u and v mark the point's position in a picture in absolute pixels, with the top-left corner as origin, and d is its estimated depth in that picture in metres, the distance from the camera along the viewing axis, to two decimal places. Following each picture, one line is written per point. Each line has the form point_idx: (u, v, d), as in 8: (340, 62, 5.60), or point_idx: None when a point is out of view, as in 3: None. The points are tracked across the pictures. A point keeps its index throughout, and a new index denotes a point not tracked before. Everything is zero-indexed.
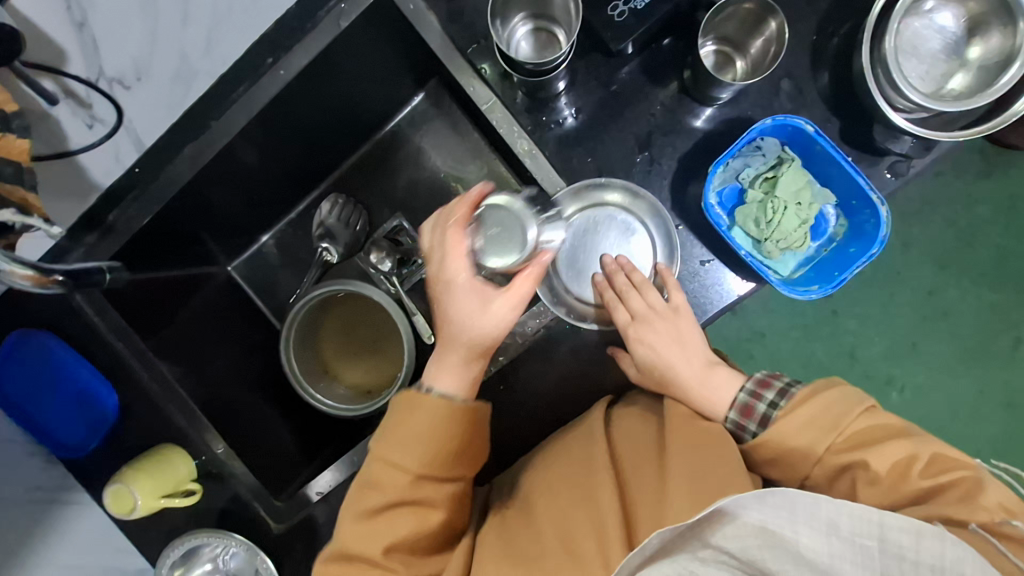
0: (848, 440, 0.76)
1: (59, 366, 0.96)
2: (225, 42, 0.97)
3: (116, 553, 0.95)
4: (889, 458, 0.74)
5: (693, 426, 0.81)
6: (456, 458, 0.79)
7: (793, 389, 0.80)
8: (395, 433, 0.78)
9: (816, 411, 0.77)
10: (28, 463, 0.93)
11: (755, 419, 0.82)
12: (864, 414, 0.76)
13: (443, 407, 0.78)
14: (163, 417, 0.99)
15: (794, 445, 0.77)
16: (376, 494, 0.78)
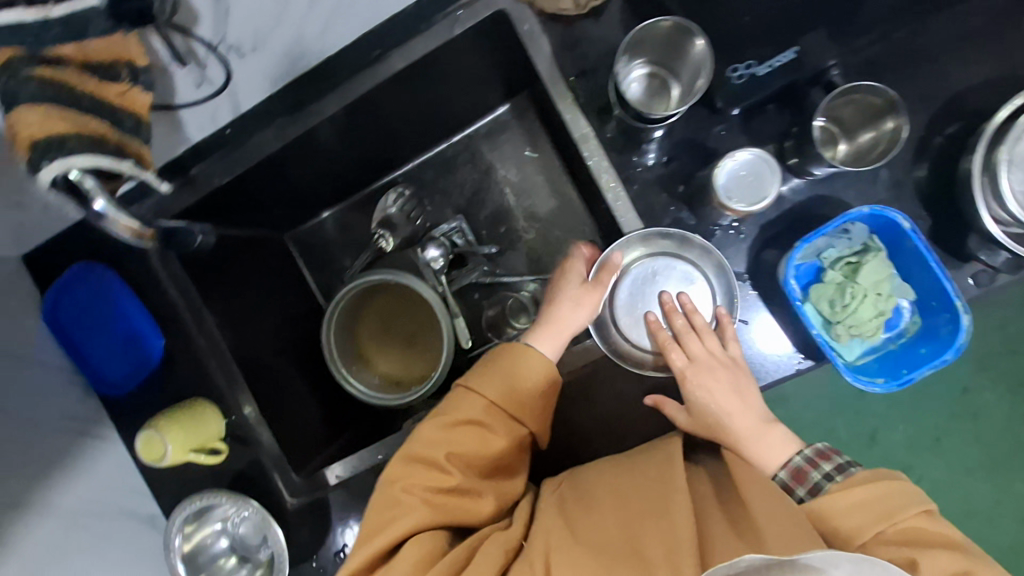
0: (873, 524, 0.63)
1: (113, 302, 0.89)
2: (343, 29, 0.78)
3: (132, 494, 0.91)
4: (915, 550, 0.61)
5: (753, 474, 0.68)
6: (535, 411, 0.76)
7: (851, 471, 0.67)
8: (492, 370, 0.77)
9: (858, 498, 0.64)
10: (67, 391, 0.89)
11: (806, 486, 0.69)
12: (904, 500, 0.63)
13: (537, 363, 0.76)
14: (200, 373, 0.91)
15: (838, 535, 0.64)
16: (465, 402, 0.76)
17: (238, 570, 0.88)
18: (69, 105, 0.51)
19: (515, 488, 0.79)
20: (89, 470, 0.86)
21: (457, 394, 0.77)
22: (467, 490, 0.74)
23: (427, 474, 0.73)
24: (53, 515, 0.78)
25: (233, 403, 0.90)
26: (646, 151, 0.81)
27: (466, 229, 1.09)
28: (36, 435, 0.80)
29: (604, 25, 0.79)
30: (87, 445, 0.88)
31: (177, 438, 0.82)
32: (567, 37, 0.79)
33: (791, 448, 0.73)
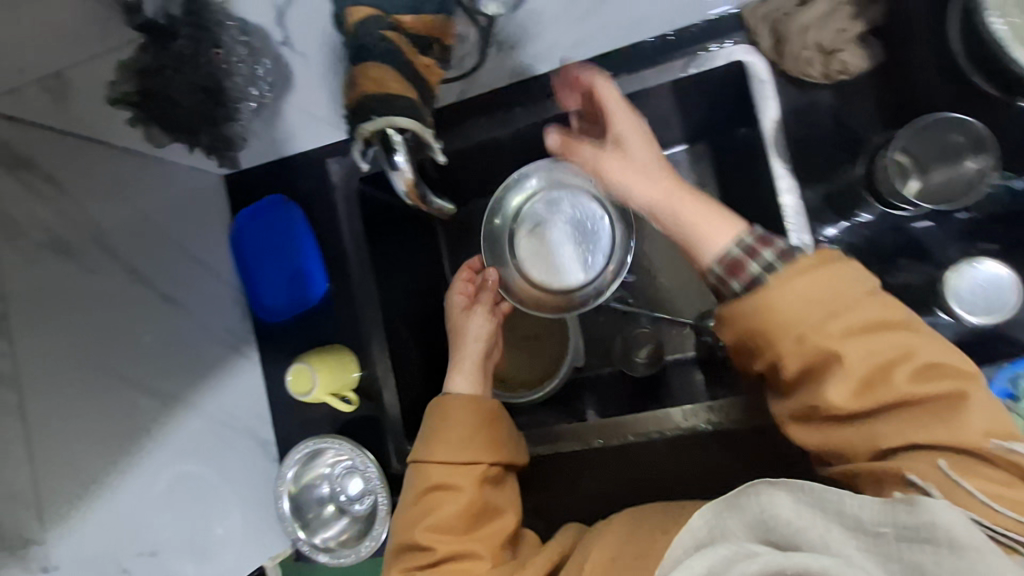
0: (844, 339, 0.53)
1: (291, 239, 0.96)
2: (598, 44, 0.81)
3: (257, 418, 0.95)
4: (896, 357, 0.54)
5: (789, 309, 0.54)
6: (485, 442, 0.78)
7: (799, 251, 0.55)
8: (443, 428, 0.78)
9: (811, 284, 0.54)
10: (228, 308, 0.94)
11: (742, 279, 0.56)
12: (899, 312, 0.55)
13: (475, 406, 0.79)
14: (351, 323, 0.96)
15: (796, 312, 0.54)
16: (431, 472, 0.75)
17: (334, 520, 0.90)
18: (397, 65, 0.53)
19: (511, 523, 0.75)
20: (230, 387, 0.91)
21: (417, 469, 0.77)
22: (468, 548, 0.70)
23: (420, 557, 0.71)
24: (198, 416, 0.83)
25: (371, 361, 0.93)
26: (851, 233, 0.79)
27: None
28: (201, 339, 0.87)
29: (846, 95, 0.76)
30: (231, 363, 0.92)
31: (325, 381, 0.87)
32: (801, 102, 0.77)
33: (725, 226, 0.60)
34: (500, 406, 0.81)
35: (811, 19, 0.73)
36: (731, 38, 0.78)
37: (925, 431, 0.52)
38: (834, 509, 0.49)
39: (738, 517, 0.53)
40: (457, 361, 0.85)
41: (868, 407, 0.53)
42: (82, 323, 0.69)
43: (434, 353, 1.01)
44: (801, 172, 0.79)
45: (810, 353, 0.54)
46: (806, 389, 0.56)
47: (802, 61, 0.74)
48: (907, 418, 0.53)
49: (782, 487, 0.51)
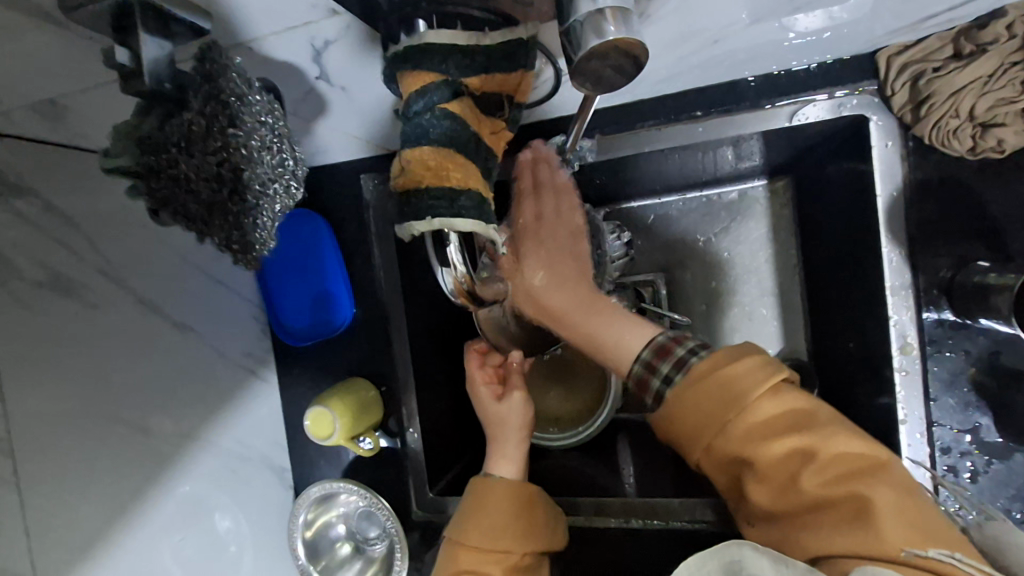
0: (745, 441, 0.50)
1: (317, 255, 0.85)
2: (701, 77, 0.64)
3: (273, 445, 0.89)
4: (799, 455, 0.49)
5: (714, 400, 0.51)
6: (522, 529, 0.67)
7: (693, 359, 0.54)
8: (478, 512, 0.68)
9: (716, 381, 0.51)
10: (247, 327, 0.86)
11: (672, 364, 0.55)
12: (798, 400, 0.51)
13: (514, 490, 0.69)
14: (378, 356, 0.87)
15: (699, 413, 0.52)
16: (461, 556, 0.66)
17: (351, 559, 0.87)
18: (461, 148, 0.43)
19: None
20: (246, 414, 0.84)
21: (446, 549, 0.67)
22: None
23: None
24: (212, 453, 0.78)
25: (397, 400, 0.86)
26: (968, 338, 0.67)
27: (660, 282, 0.86)
28: (218, 364, 0.80)
29: (987, 180, 0.65)
30: (248, 386, 0.85)
31: (347, 427, 0.79)
32: (932, 174, 0.66)
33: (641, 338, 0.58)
34: (542, 490, 0.70)
35: (964, 83, 0.60)
36: (859, 86, 0.64)
37: (828, 533, 0.46)
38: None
39: (719, 569, 0.42)
40: (496, 446, 0.73)
41: (785, 510, 0.49)
42: (87, 366, 0.62)
43: (460, 391, 0.92)
44: (921, 257, 0.67)
45: (720, 460, 0.52)
46: (741, 497, 0.53)
47: (946, 132, 0.62)
48: (824, 522, 0.47)
49: (769, 553, 0.42)
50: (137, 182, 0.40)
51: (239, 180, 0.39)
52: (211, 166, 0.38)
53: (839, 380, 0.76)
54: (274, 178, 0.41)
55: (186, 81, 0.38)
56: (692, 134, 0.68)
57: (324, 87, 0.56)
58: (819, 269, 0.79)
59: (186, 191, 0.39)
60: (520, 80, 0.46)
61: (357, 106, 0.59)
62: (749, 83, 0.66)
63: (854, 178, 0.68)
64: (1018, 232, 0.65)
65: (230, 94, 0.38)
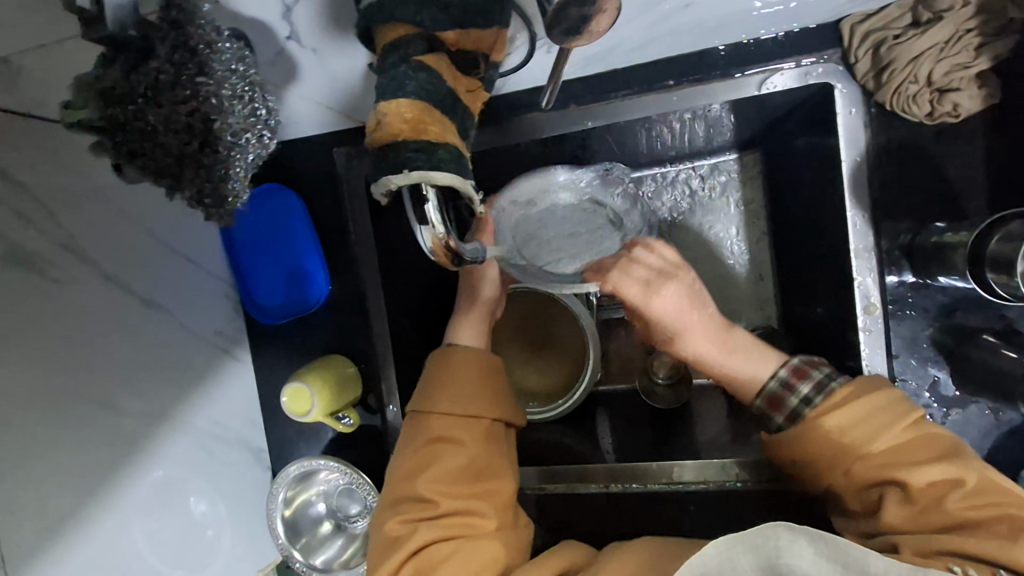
0: (897, 465, 0.53)
1: (290, 231, 0.83)
2: (673, 44, 0.65)
3: (248, 425, 0.88)
4: (946, 480, 0.52)
5: (839, 429, 0.55)
6: (490, 394, 0.68)
7: (833, 384, 0.58)
8: (444, 380, 0.67)
9: (865, 409, 0.55)
10: (220, 305, 0.85)
11: (810, 386, 0.59)
12: (942, 437, 0.55)
13: (482, 360, 0.69)
14: (356, 333, 0.87)
15: (839, 439, 0.55)
16: (434, 423, 0.65)
17: (332, 537, 0.87)
18: (437, 104, 0.43)
19: (512, 483, 0.65)
20: (220, 394, 0.83)
21: (415, 420, 0.66)
22: (472, 504, 0.61)
23: (419, 514, 0.60)
24: (187, 434, 0.76)
25: (377, 376, 0.85)
26: (927, 296, 0.70)
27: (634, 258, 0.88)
28: (190, 345, 0.78)
29: (944, 144, 0.68)
30: (222, 366, 0.83)
31: (326, 404, 0.78)
32: (892, 141, 0.68)
33: (772, 363, 0.63)
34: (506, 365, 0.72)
35: (923, 49, 0.62)
36: (825, 55, 0.66)
37: (965, 539, 0.48)
38: (853, 566, 0.43)
39: (752, 552, 0.44)
40: (461, 313, 0.73)
41: (923, 528, 0.51)
42: (55, 343, 0.60)
43: None
44: (882, 222, 0.70)
45: (860, 485, 0.55)
46: (869, 516, 0.55)
47: (906, 97, 0.65)
48: (970, 535, 0.49)
49: (806, 536, 0.44)
50: (101, 138, 0.39)
51: (209, 131, 0.38)
52: (180, 116, 0.37)
53: (809, 344, 0.78)
54: (246, 129, 0.40)
55: (151, 29, 0.37)
56: (668, 102, 0.69)
57: (294, 48, 0.55)
58: (789, 238, 0.81)
59: (154, 143, 0.38)
60: (496, 38, 0.46)
61: (328, 70, 0.58)
62: (720, 52, 0.67)
63: (821, 145, 0.70)
64: (971, 194, 0.68)
65: (197, 40, 0.37)
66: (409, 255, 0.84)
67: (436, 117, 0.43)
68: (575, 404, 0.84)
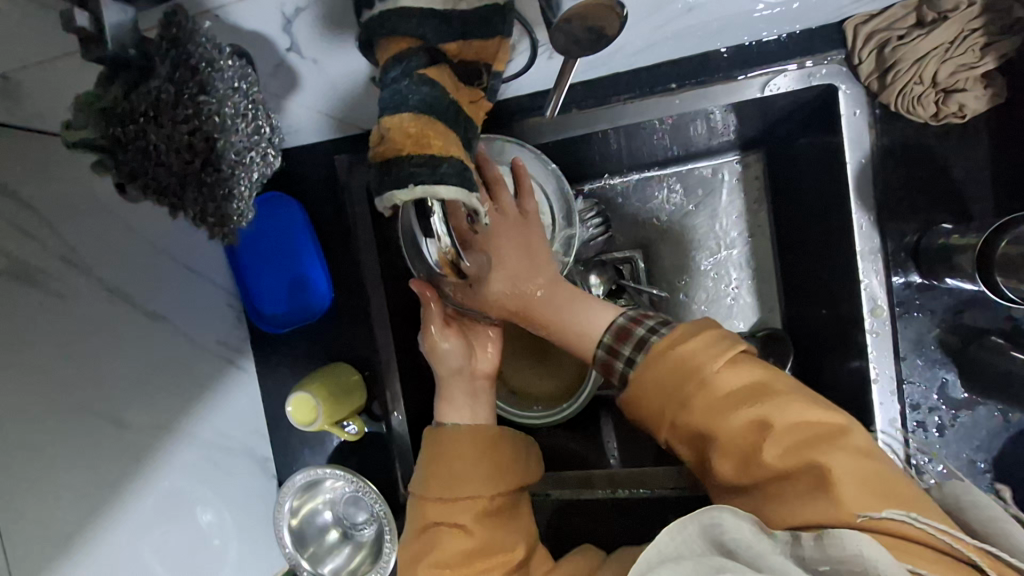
0: (706, 413, 0.51)
1: (291, 239, 0.83)
2: (675, 47, 0.64)
3: (254, 434, 0.88)
4: (758, 422, 0.49)
5: (679, 371, 0.52)
6: (488, 471, 0.65)
7: (652, 338, 0.55)
8: (436, 463, 0.65)
9: (685, 353, 0.53)
10: (224, 315, 0.85)
11: (632, 346, 0.56)
12: (757, 369, 0.52)
13: (474, 437, 0.66)
14: (360, 340, 0.86)
15: (665, 385, 0.53)
16: (430, 509, 0.64)
17: (339, 545, 0.87)
18: (440, 116, 0.42)
19: (521, 554, 0.63)
20: (226, 404, 0.83)
21: (412, 505, 0.65)
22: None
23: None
24: (193, 445, 0.76)
25: (381, 384, 0.85)
26: (934, 298, 0.70)
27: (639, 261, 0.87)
28: (194, 355, 0.78)
29: (950, 145, 0.67)
30: (226, 376, 0.83)
31: (330, 412, 0.78)
32: (897, 142, 0.68)
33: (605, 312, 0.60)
34: (503, 429, 0.68)
35: (928, 49, 0.62)
36: (827, 56, 0.65)
37: (797, 506, 0.46)
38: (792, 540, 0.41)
39: (699, 531, 0.43)
40: (450, 386, 0.69)
41: (753, 481, 0.49)
42: (58, 359, 0.59)
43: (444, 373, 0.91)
44: (888, 223, 0.69)
45: (686, 432, 0.53)
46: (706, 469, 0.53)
47: (911, 98, 0.64)
48: (786, 488, 0.47)
49: (748, 513, 0.42)
50: (103, 157, 0.38)
51: (212, 150, 0.38)
52: (182, 135, 0.37)
53: (814, 346, 0.78)
54: (250, 146, 0.40)
55: (152, 48, 0.37)
56: (670, 106, 0.68)
57: (294, 59, 0.55)
58: (792, 239, 0.80)
59: (156, 161, 0.38)
60: (498, 46, 0.45)
61: (329, 80, 0.58)
62: (722, 55, 0.67)
63: (826, 147, 0.70)
64: (978, 195, 0.67)
65: (198, 58, 0.37)
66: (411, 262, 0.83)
67: (441, 129, 0.42)
68: (579, 407, 0.83)
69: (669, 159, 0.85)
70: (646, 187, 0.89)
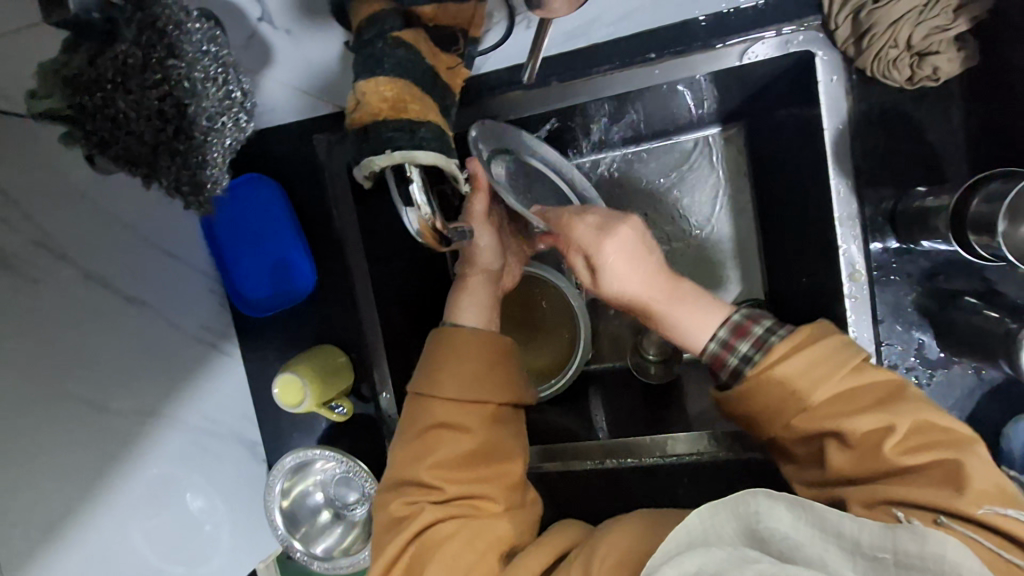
0: (831, 414, 0.51)
1: (273, 222, 0.82)
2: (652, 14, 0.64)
3: (241, 419, 0.87)
4: (883, 428, 0.49)
5: (800, 375, 0.51)
6: (494, 376, 0.65)
7: (774, 339, 0.53)
8: (445, 361, 0.64)
9: (804, 362, 0.51)
10: (206, 300, 0.83)
11: (750, 343, 0.54)
12: (881, 375, 0.52)
13: (481, 339, 0.65)
14: (346, 322, 0.86)
15: (785, 389, 0.52)
16: (436, 409, 0.63)
17: (332, 526, 0.87)
18: (417, 82, 0.42)
19: (519, 467, 0.64)
20: (210, 389, 0.82)
21: (416, 402, 0.64)
22: (478, 489, 0.61)
23: (423, 496, 0.60)
24: (179, 431, 0.75)
25: (369, 365, 0.85)
26: (910, 262, 0.71)
27: None
28: (176, 341, 0.76)
29: (924, 109, 0.68)
30: (210, 362, 0.82)
31: (318, 394, 0.78)
32: (872, 108, 0.69)
33: (713, 318, 0.56)
34: (511, 341, 0.68)
35: (901, 13, 0.62)
36: (805, 22, 0.65)
37: (909, 490, 0.47)
38: (833, 530, 0.42)
39: (733, 518, 0.44)
40: (464, 282, 0.69)
41: (867, 474, 0.50)
42: (37, 349, 0.58)
43: None
44: (866, 189, 0.70)
45: (801, 434, 0.52)
46: (815, 464, 0.53)
47: (886, 63, 0.65)
48: (911, 483, 0.48)
49: (783, 500, 0.43)
50: (73, 128, 0.38)
51: (184, 115, 0.37)
52: (151, 101, 0.36)
53: (795, 314, 0.79)
54: (221, 112, 0.39)
55: (115, 11, 0.35)
56: (650, 77, 0.68)
57: (267, 30, 0.55)
58: (774, 209, 0.81)
59: (127, 130, 0.37)
60: (473, 11, 0.45)
61: (303, 52, 0.57)
62: (699, 24, 0.66)
63: (805, 115, 0.70)
64: (952, 159, 0.69)
65: (165, 20, 0.36)
66: (394, 242, 0.83)
67: (416, 97, 0.42)
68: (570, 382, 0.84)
69: (648, 134, 0.85)
70: (627, 162, 0.89)
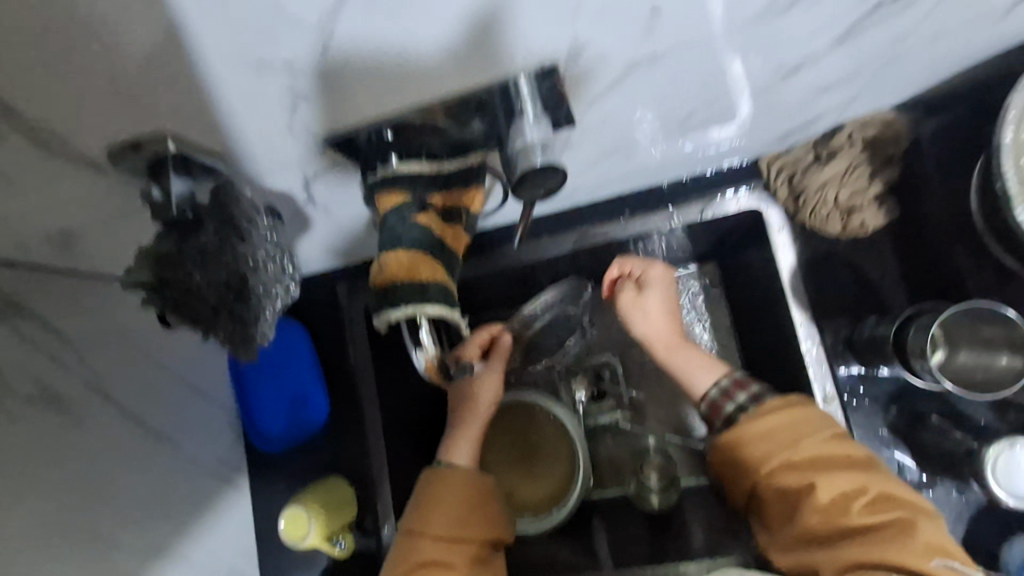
0: (806, 467, 0.59)
1: (293, 360, 0.89)
2: (621, 184, 0.77)
3: (243, 556, 0.87)
4: (850, 488, 0.57)
5: (823, 445, 0.60)
6: (479, 518, 0.69)
7: (767, 395, 0.65)
8: (432, 501, 0.68)
9: (777, 422, 0.62)
10: (223, 434, 0.88)
11: (745, 395, 0.67)
12: (850, 446, 0.60)
13: (468, 481, 0.70)
14: (353, 454, 0.90)
15: (759, 449, 0.61)
16: (423, 548, 0.65)
17: None
18: (428, 251, 0.52)
19: None
20: (217, 525, 0.83)
21: (403, 543, 0.66)
22: None
23: None
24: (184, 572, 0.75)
25: (373, 497, 0.87)
26: (876, 386, 0.77)
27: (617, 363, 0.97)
28: (192, 476, 0.80)
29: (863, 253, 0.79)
30: (221, 496, 0.85)
31: (322, 528, 0.79)
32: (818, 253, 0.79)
33: (712, 376, 0.72)
34: (493, 483, 0.73)
35: (827, 180, 0.75)
36: (750, 186, 0.80)
37: (865, 548, 0.54)
38: None
39: None
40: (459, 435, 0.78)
41: (821, 529, 0.57)
42: (68, 490, 0.61)
43: None
44: (826, 322, 0.78)
45: (773, 488, 0.60)
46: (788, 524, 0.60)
47: (820, 218, 0.77)
48: (866, 542, 0.54)
49: None
50: (152, 294, 0.47)
51: (243, 287, 0.47)
52: (220, 275, 0.46)
53: None
54: (273, 283, 0.49)
55: (203, 210, 0.47)
56: (628, 228, 0.82)
57: (308, 209, 0.63)
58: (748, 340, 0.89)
59: (196, 297, 0.46)
60: (473, 195, 0.55)
61: (337, 219, 0.68)
62: (664, 189, 0.82)
63: (766, 258, 0.81)
64: (896, 294, 0.78)
65: (240, 217, 0.47)
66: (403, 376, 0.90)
67: (426, 267, 0.51)
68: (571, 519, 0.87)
69: None
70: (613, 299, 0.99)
